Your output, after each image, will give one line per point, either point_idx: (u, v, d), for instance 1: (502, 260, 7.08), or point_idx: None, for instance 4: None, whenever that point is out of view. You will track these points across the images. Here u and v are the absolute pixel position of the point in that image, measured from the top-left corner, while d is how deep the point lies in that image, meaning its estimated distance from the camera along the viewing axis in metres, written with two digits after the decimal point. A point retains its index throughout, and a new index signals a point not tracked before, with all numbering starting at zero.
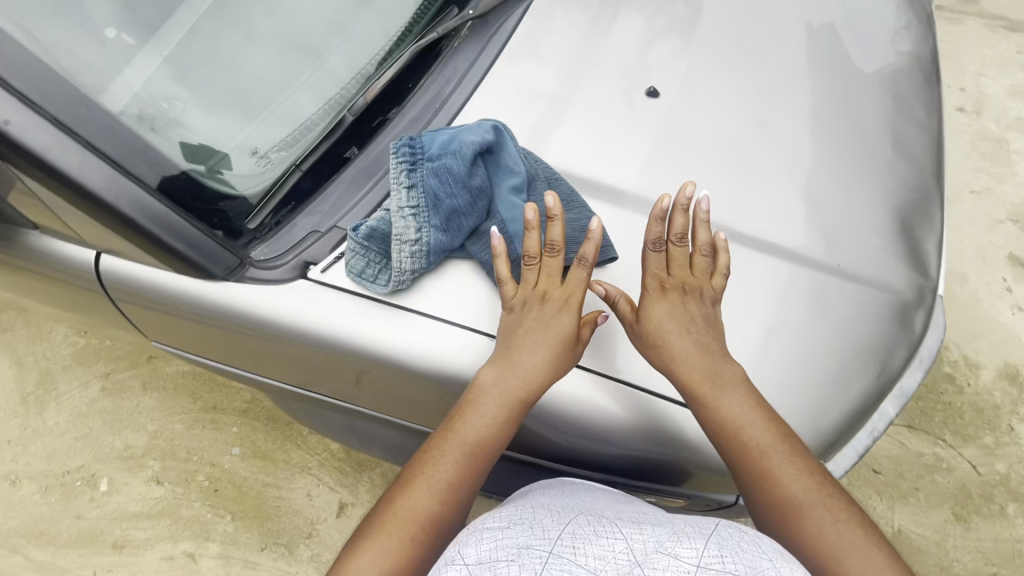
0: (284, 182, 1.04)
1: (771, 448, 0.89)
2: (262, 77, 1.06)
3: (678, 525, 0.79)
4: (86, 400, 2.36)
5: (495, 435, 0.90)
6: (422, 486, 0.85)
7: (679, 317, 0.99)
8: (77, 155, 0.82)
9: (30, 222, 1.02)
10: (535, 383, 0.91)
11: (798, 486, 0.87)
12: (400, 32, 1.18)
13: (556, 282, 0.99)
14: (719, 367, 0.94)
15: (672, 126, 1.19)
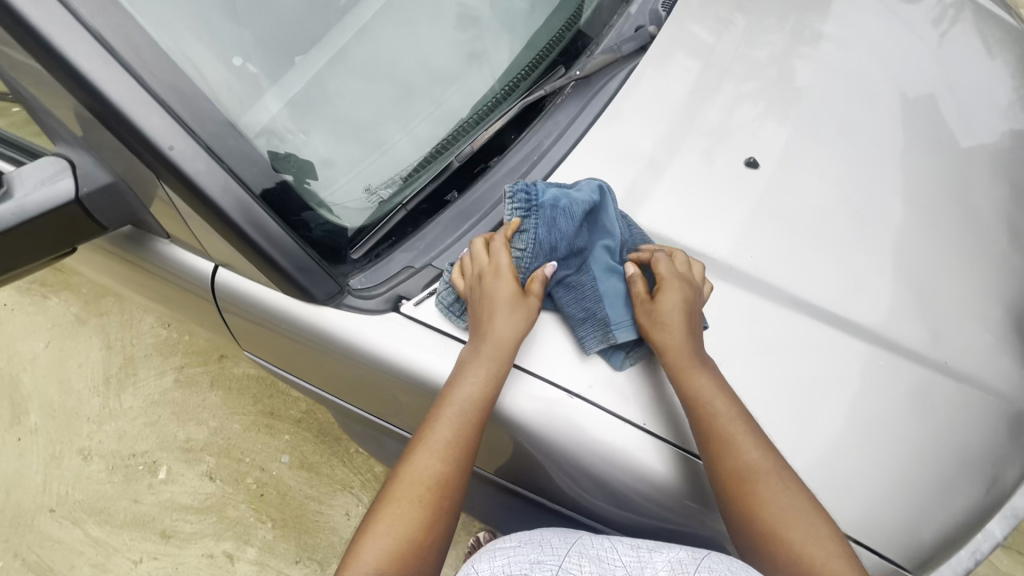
0: (388, 219, 1.10)
1: (756, 457, 0.88)
2: (380, 118, 1.14)
3: (671, 548, 0.83)
4: (160, 389, 2.53)
5: (485, 399, 0.92)
6: (422, 452, 0.90)
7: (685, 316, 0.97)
8: (221, 180, 0.91)
9: (163, 232, 1.13)
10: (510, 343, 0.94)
11: (755, 461, 0.88)
12: (507, 87, 1.25)
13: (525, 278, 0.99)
14: (701, 351, 0.95)
15: (769, 198, 1.17)
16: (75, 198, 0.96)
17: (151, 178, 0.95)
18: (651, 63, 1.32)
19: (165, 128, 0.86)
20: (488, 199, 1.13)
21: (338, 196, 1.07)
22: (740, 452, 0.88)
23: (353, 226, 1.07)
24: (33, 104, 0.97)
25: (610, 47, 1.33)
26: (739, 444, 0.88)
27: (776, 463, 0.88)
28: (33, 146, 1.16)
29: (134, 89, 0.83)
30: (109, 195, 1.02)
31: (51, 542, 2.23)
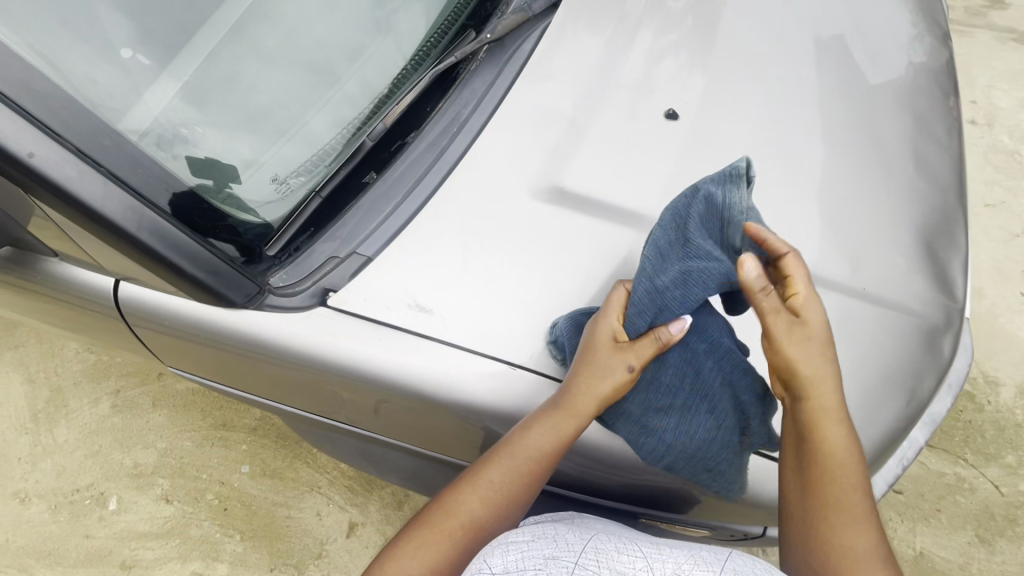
0: (303, 210, 1.03)
1: (846, 493, 0.86)
2: (282, 102, 1.06)
3: (691, 546, 0.79)
4: (96, 417, 2.36)
5: (549, 456, 0.88)
6: (471, 489, 0.89)
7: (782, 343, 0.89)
8: (99, 186, 0.81)
9: (49, 250, 1.02)
10: (593, 406, 0.88)
11: (852, 501, 0.85)
12: (417, 56, 1.18)
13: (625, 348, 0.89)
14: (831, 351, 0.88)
15: (693, 148, 1.17)
16: None
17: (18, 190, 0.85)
18: (564, 21, 1.29)
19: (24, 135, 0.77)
20: (409, 177, 1.08)
21: (243, 191, 1.00)
22: (835, 483, 0.86)
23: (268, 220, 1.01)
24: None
25: (521, 6, 1.27)
26: (838, 490, 0.85)
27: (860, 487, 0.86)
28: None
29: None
30: None
31: None
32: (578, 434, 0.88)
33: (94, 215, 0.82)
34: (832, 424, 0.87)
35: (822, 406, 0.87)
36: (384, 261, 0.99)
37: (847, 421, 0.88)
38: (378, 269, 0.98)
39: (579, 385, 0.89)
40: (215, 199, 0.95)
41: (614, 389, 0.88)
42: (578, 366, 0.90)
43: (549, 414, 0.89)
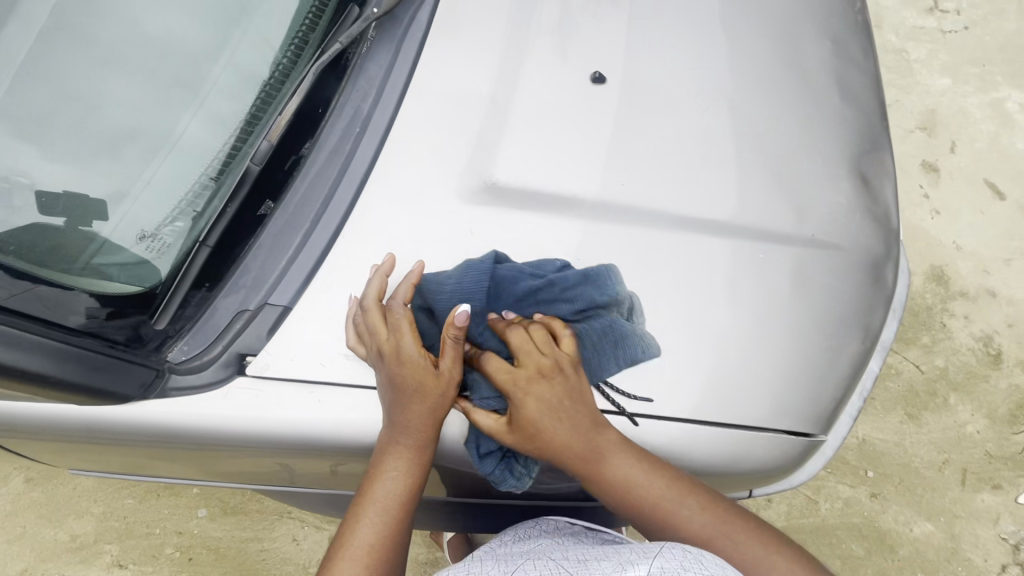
0: (190, 264, 0.84)
1: (685, 524, 0.83)
2: (128, 129, 0.82)
3: (627, 551, 0.75)
4: (10, 497, 2.17)
5: (413, 488, 0.80)
6: (345, 560, 0.76)
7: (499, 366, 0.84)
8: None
9: None
10: (440, 418, 0.81)
11: (698, 519, 0.83)
12: (293, 46, 0.97)
13: (455, 359, 0.82)
14: (592, 437, 0.85)
15: (628, 111, 1.05)
16: None
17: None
18: None
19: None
20: (315, 198, 0.91)
21: (106, 256, 0.81)
22: (669, 522, 0.84)
23: (146, 286, 0.82)
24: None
25: None
26: (669, 514, 0.83)
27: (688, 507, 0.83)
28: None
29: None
30: None
31: None
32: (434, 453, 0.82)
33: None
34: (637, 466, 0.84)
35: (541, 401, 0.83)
36: (304, 310, 0.84)
37: (629, 460, 0.84)
38: (302, 321, 0.83)
39: (410, 415, 0.80)
40: (71, 277, 0.78)
41: (448, 401, 0.81)
42: (393, 399, 0.80)
43: (403, 446, 0.80)
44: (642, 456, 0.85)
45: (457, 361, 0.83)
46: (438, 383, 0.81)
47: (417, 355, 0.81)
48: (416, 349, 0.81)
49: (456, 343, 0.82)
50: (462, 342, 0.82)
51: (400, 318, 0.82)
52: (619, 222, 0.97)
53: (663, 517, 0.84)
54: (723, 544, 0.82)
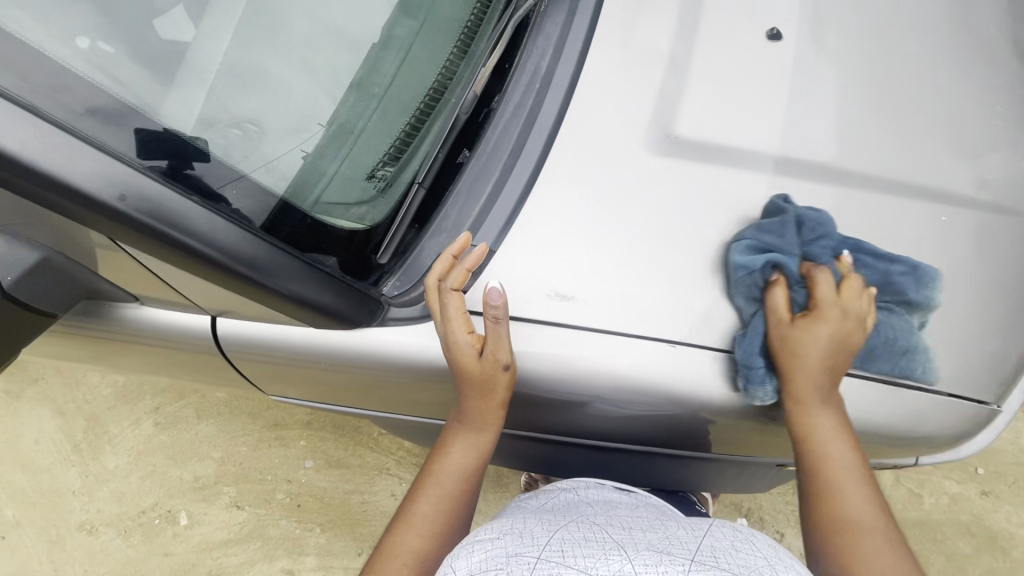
0: (407, 204, 0.91)
1: (846, 488, 0.82)
2: (357, 73, 0.87)
3: (670, 529, 0.78)
4: (141, 438, 2.48)
5: (470, 471, 0.90)
6: (408, 531, 0.85)
7: (836, 342, 0.83)
8: (241, 236, 0.73)
9: (130, 296, 0.86)
10: (494, 407, 0.86)
11: (856, 509, 0.81)
12: (479, 5, 1.02)
13: (501, 344, 0.83)
14: (833, 385, 0.84)
15: (806, 68, 1.04)
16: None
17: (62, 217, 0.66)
18: None
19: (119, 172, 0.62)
20: (506, 148, 0.95)
21: (337, 196, 0.86)
22: (837, 491, 0.82)
23: (367, 225, 0.87)
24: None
25: None
26: (826, 458, 0.83)
27: (867, 493, 0.82)
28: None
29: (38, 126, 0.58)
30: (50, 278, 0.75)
31: None
32: (493, 441, 0.90)
33: (247, 270, 0.73)
34: (836, 420, 0.84)
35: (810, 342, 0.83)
36: (506, 252, 0.89)
37: (839, 428, 0.84)
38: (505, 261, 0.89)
39: (471, 403, 0.86)
40: (316, 213, 0.82)
41: (500, 394, 0.85)
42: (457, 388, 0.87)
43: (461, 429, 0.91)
44: (847, 435, 0.85)
45: (501, 347, 0.83)
46: (485, 371, 0.83)
47: (465, 342, 0.82)
48: (465, 336, 0.83)
49: (496, 325, 0.83)
50: (502, 325, 0.83)
51: (452, 300, 0.83)
52: (805, 180, 0.96)
53: (825, 477, 0.83)
54: (877, 534, 0.79)
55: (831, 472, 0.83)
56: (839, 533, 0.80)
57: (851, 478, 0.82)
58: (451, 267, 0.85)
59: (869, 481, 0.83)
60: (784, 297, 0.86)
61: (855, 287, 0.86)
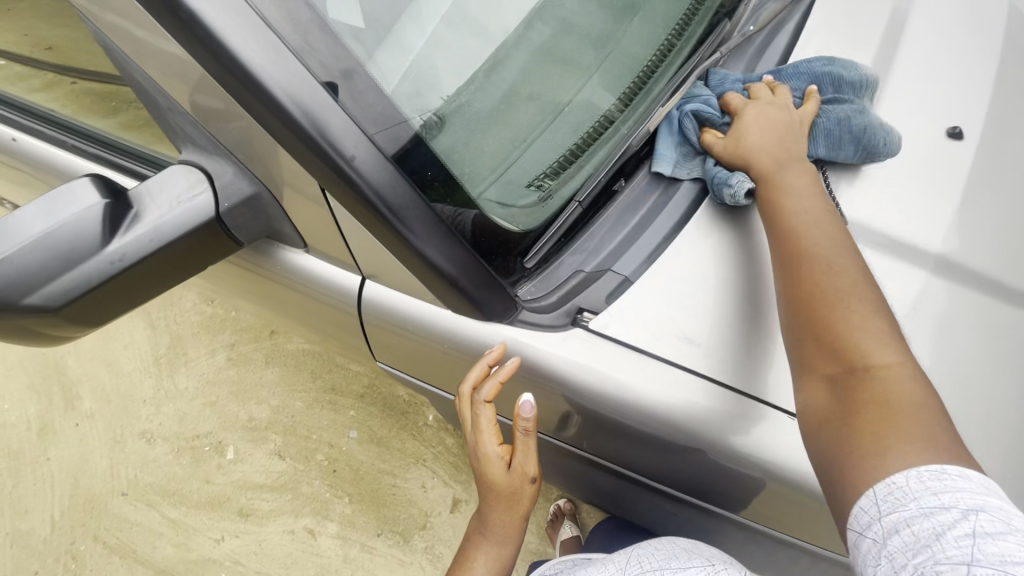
0: (562, 218, 0.96)
1: (862, 321, 0.72)
2: (543, 88, 0.94)
3: (615, 556, 0.98)
4: (213, 368, 2.66)
5: (496, 568, 1.03)
6: None
7: (768, 123, 0.94)
8: (422, 212, 0.78)
9: (300, 242, 0.95)
10: (518, 513, 1.01)
11: (882, 352, 0.70)
12: (665, 46, 1.06)
13: (528, 450, 0.96)
14: (849, 265, 0.77)
15: (982, 175, 1.01)
16: (216, 215, 0.78)
17: (289, 163, 0.74)
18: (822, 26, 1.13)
19: (350, 137, 0.70)
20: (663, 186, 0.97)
21: (502, 196, 0.90)
22: (832, 322, 0.73)
23: (522, 229, 0.92)
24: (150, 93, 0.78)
25: None
26: (827, 277, 0.76)
27: (885, 332, 0.72)
28: (155, 154, 1.01)
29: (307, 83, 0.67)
30: (251, 209, 0.84)
31: (130, 524, 2.37)
32: (518, 546, 1.05)
33: (419, 244, 0.79)
34: (881, 326, 0.72)
35: (789, 189, 0.86)
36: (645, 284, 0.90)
37: (888, 345, 0.70)
38: (640, 292, 0.90)
39: (496, 512, 1.01)
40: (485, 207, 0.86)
41: (524, 502, 1.00)
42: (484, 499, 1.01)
43: (486, 540, 1.03)
44: (878, 305, 0.74)
45: (528, 461, 0.97)
46: (514, 481, 0.97)
47: (494, 454, 0.95)
48: (495, 449, 0.95)
49: (524, 437, 0.94)
50: (530, 435, 0.94)
51: (483, 412, 0.92)
52: (965, 285, 0.92)
53: (846, 352, 0.71)
54: (895, 378, 0.68)
55: (845, 330, 0.72)
56: (856, 376, 0.69)
57: (884, 350, 0.70)
58: (485, 376, 0.90)
59: (912, 359, 0.70)
60: (716, 135, 0.97)
61: (787, 95, 0.99)
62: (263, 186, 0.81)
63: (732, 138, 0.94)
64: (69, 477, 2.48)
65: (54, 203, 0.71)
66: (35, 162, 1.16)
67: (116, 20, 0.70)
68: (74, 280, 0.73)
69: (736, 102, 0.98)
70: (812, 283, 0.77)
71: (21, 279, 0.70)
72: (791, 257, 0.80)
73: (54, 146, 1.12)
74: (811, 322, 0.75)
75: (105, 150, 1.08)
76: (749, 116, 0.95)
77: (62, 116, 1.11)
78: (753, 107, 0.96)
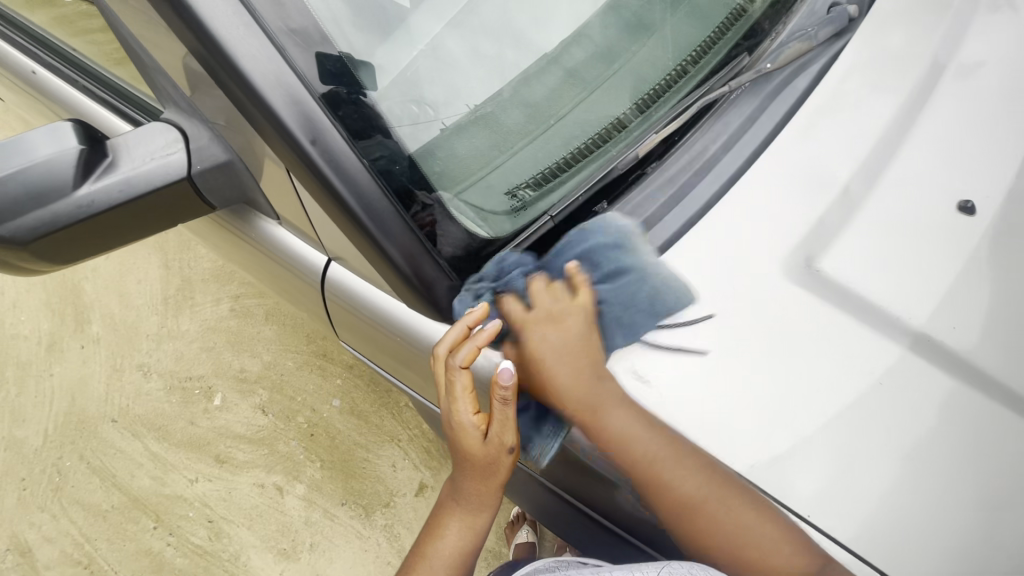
0: (534, 229, 0.92)
1: (681, 475, 0.81)
2: (537, 97, 0.92)
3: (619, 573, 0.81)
4: (215, 316, 2.75)
5: (465, 546, 0.97)
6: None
7: (565, 338, 0.84)
8: (382, 203, 0.78)
9: (274, 214, 0.97)
10: (492, 481, 0.91)
11: (686, 489, 0.80)
12: (676, 71, 1.03)
13: (506, 425, 0.84)
14: (683, 457, 0.81)
15: (988, 254, 0.95)
16: (187, 175, 0.79)
17: (258, 138, 0.75)
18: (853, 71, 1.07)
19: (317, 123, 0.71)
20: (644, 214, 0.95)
21: (477, 200, 0.89)
22: (663, 476, 0.81)
23: (494, 235, 0.90)
24: (138, 52, 0.81)
25: (803, 30, 1.08)
26: (662, 472, 0.81)
27: (693, 467, 0.81)
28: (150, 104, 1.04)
29: (280, 64, 0.69)
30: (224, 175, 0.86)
31: (114, 450, 2.48)
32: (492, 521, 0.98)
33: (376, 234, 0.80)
34: (688, 471, 0.81)
35: (610, 418, 0.83)
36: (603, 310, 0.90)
37: (689, 479, 0.81)
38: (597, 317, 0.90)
39: (472, 484, 0.93)
40: (455, 210, 0.85)
41: (500, 472, 0.89)
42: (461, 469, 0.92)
43: (458, 507, 0.98)
44: (707, 464, 0.81)
45: (506, 430, 0.85)
46: (491, 452, 0.87)
47: (469, 423, 0.86)
48: (471, 419, 0.86)
49: (501, 407, 0.83)
50: (507, 407, 0.83)
51: (456, 377, 0.84)
52: (942, 367, 0.87)
53: (648, 472, 0.82)
54: (714, 509, 0.80)
55: (648, 461, 0.81)
56: (686, 512, 0.82)
57: (666, 463, 0.81)
58: (463, 339, 0.84)
59: (691, 450, 0.82)
60: (516, 302, 0.86)
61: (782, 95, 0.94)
62: (238, 156, 0.82)
63: (525, 316, 0.85)
64: (67, 395, 2.60)
65: (32, 140, 0.73)
66: (52, 96, 1.21)
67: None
68: (41, 217, 0.75)
69: (520, 309, 0.86)
70: (667, 490, 0.81)
71: None
72: (581, 417, 0.83)
73: (70, 86, 1.17)
74: (668, 505, 0.82)
75: (111, 95, 1.12)
76: (538, 285, 0.86)
77: (80, 56, 1.15)
78: (541, 318, 0.85)
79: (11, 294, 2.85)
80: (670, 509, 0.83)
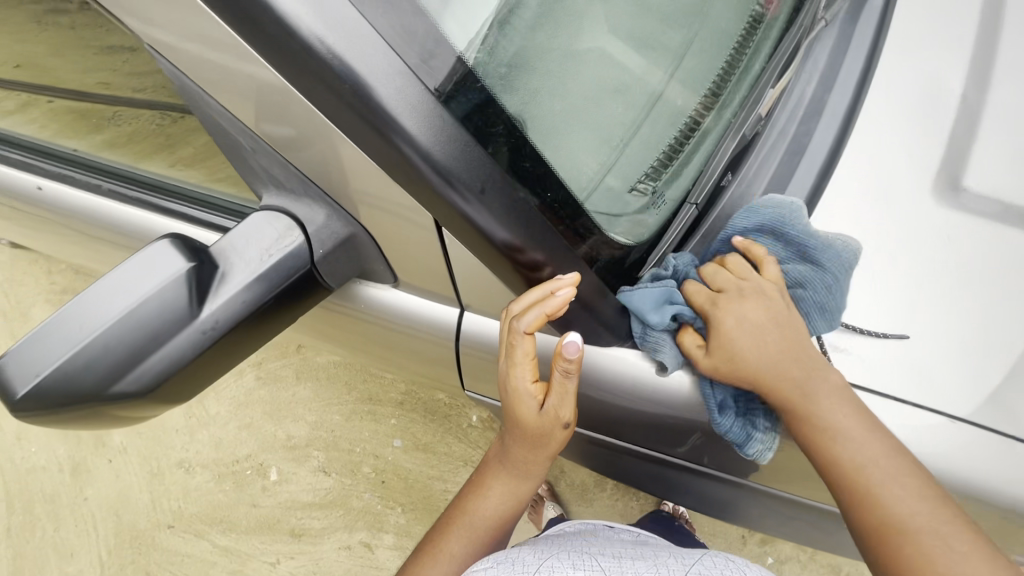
0: (676, 221, 0.87)
1: (890, 491, 0.71)
2: (640, 73, 0.81)
3: (662, 559, 0.85)
4: (243, 389, 2.58)
5: (500, 518, 0.97)
6: (456, 539, 0.93)
7: (760, 317, 0.75)
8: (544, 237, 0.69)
9: (394, 277, 0.91)
10: (543, 459, 0.93)
11: (915, 507, 0.69)
12: (752, 15, 0.95)
13: (565, 403, 0.84)
14: (887, 462, 0.72)
15: None
16: (310, 263, 0.71)
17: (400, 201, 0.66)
18: None
19: (474, 169, 0.62)
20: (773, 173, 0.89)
21: (605, 207, 0.79)
22: (876, 489, 0.71)
23: (632, 242, 0.83)
24: (234, 137, 0.72)
25: None
26: (902, 527, 0.69)
27: (908, 479, 0.71)
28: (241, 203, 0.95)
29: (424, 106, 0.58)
30: (343, 251, 0.78)
31: (181, 556, 2.31)
32: (532, 492, 0.99)
33: None
34: (902, 475, 0.71)
35: (829, 430, 0.73)
36: None
37: (908, 486, 0.70)
38: None
39: (518, 450, 0.92)
40: (606, 225, 0.79)
41: (552, 450, 0.91)
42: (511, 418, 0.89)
43: (502, 470, 0.97)
44: (886, 436, 0.74)
45: (565, 405, 0.84)
46: (545, 423, 0.86)
47: (527, 390, 0.84)
48: (529, 383, 0.84)
49: (564, 378, 0.81)
50: (570, 378, 0.81)
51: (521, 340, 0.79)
52: None
53: (855, 481, 0.72)
54: (933, 532, 0.68)
55: (835, 441, 0.73)
56: (879, 543, 0.71)
57: (882, 472, 0.71)
58: (529, 306, 0.75)
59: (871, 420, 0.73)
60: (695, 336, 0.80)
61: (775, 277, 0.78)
62: (358, 225, 0.75)
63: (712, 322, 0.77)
64: (110, 514, 2.41)
65: (128, 274, 0.61)
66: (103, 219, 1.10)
67: (199, 53, 0.62)
68: (166, 356, 0.63)
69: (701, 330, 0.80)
70: (869, 480, 0.71)
71: (108, 365, 0.60)
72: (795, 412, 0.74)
73: (127, 204, 1.07)
74: (871, 537, 0.72)
75: (181, 202, 1.03)
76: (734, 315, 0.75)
77: (136, 170, 1.07)
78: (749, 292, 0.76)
79: (14, 427, 2.61)
80: (873, 543, 0.72)
